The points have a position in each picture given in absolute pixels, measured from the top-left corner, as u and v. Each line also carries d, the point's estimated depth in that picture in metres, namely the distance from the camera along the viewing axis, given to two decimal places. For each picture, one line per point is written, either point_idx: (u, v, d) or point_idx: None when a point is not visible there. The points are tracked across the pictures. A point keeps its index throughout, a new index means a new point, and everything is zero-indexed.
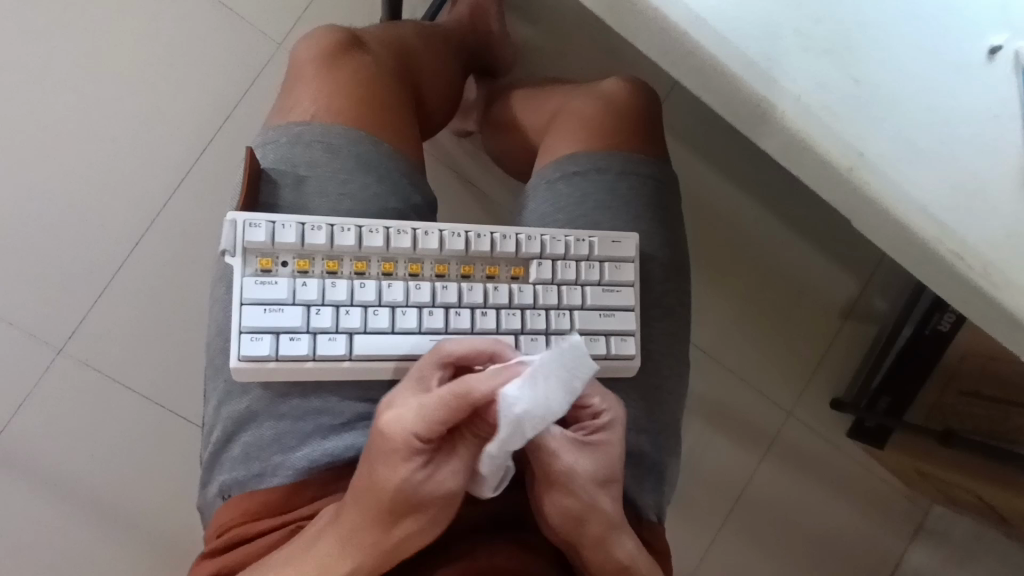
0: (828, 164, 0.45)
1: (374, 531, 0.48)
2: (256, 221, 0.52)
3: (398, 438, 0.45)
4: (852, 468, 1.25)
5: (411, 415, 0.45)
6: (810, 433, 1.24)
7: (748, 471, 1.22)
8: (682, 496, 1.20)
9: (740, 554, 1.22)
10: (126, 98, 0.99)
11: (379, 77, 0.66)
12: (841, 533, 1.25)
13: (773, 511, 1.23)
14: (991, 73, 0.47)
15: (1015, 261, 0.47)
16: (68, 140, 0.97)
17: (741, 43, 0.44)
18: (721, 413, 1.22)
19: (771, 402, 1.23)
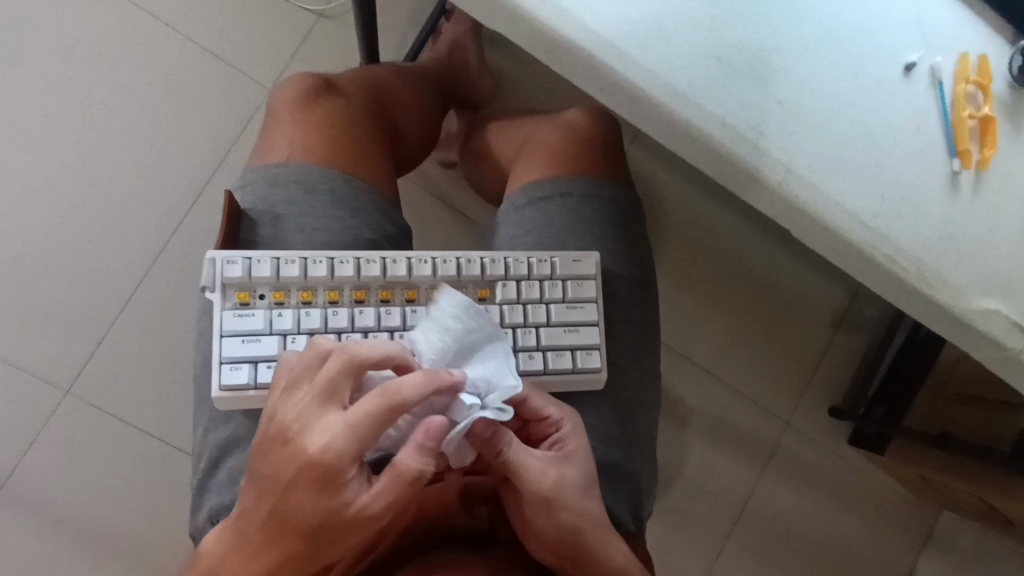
0: (759, 181, 0.48)
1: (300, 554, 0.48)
2: (233, 258, 0.55)
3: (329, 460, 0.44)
4: (850, 475, 1.25)
5: (339, 436, 0.44)
6: (806, 442, 1.25)
7: (746, 481, 1.23)
8: (680, 510, 1.20)
9: (741, 567, 1.22)
10: (125, 147, 1.04)
11: (351, 117, 0.70)
12: (843, 542, 1.24)
13: (773, 521, 1.23)
14: (910, 87, 0.51)
15: (946, 262, 0.50)
16: (71, 188, 1.03)
17: (669, 74, 0.47)
18: (714, 425, 1.23)
19: (763, 413, 1.24)
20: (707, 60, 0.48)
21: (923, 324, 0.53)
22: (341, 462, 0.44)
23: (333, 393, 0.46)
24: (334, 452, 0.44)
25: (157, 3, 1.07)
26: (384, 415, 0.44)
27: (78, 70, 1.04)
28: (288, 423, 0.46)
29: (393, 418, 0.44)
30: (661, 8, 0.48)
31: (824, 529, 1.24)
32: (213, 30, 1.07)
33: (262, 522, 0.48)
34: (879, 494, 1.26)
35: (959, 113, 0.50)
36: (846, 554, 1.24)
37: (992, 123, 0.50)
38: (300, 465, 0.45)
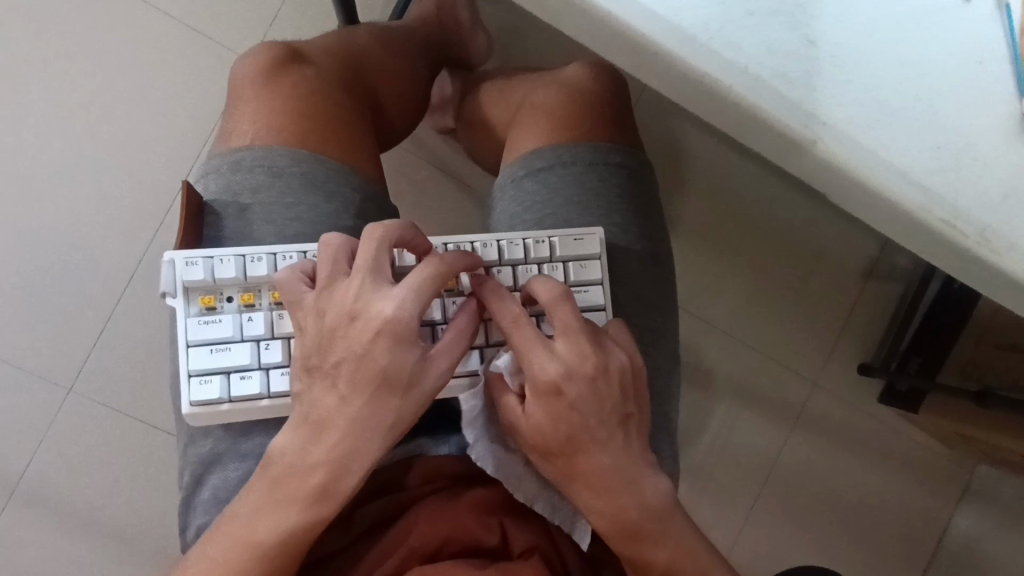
0: (787, 139, 0.40)
1: (387, 428, 0.47)
2: (193, 259, 0.50)
3: (401, 324, 0.45)
4: (888, 436, 1.20)
5: (400, 301, 0.45)
6: (838, 403, 1.18)
7: (778, 446, 1.18)
8: (712, 478, 1.16)
9: (778, 535, 1.17)
10: (100, 133, 0.98)
11: (322, 87, 0.63)
12: (883, 505, 1.19)
13: (810, 487, 1.18)
14: (971, 14, 0.42)
15: (1018, 223, 0.42)
16: (51, 179, 0.97)
17: (678, 14, 0.39)
18: (742, 392, 1.17)
19: (792, 376, 1.18)
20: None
21: (987, 293, 0.46)
22: (412, 324, 0.45)
23: (382, 266, 0.47)
24: (407, 311, 0.45)
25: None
26: (438, 277, 0.46)
27: (45, 53, 0.98)
28: (350, 304, 0.46)
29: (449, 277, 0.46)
30: None
31: (864, 493, 1.19)
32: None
33: (343, 408, 0.47)
34: (916, 454, 1.20)
35: None
36: (888, 519, 1.19)
37: None
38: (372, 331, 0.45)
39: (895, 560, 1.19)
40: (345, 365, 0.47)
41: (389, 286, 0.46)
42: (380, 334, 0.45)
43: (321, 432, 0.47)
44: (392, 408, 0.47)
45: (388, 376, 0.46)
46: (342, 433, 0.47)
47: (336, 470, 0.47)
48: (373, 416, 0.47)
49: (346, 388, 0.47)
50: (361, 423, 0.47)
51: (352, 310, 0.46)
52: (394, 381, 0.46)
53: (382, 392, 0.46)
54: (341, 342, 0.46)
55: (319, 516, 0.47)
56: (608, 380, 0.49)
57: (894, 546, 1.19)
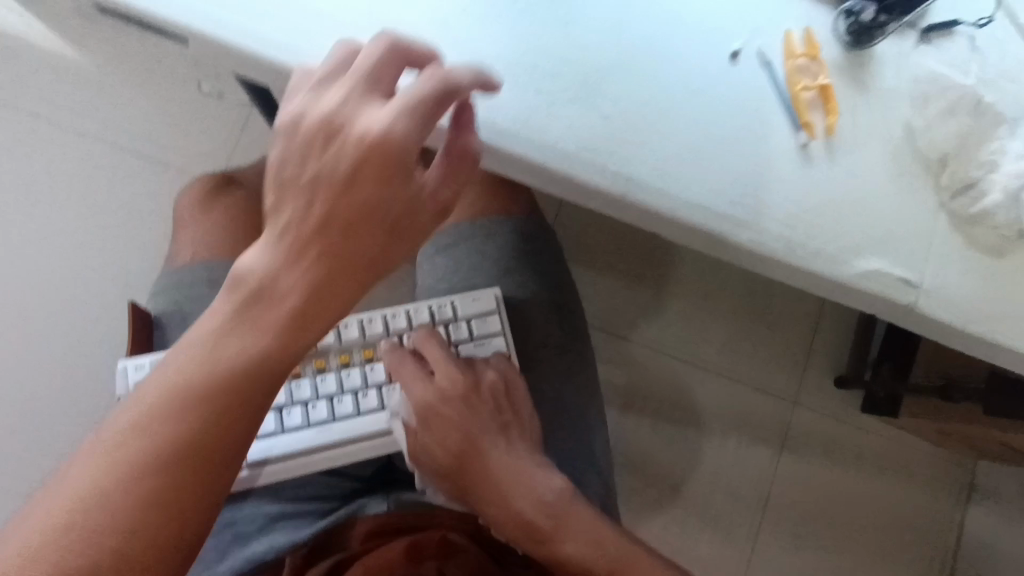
0: (605, 194, 0.48)
1: (351, 279, 0.41)
2: (141, 364, 0.60)
3: (386, 147, 0.40)
4: (872, 441, 1.23)
5: (390, 122, 0.40)
6: (821, 416, 1.22)
7: (774, 468, 1.20)
8: (718, 510, 1.18)
9: (785, 557, 1.19)
10: (61, 260, 1.03)
11: (252, 208, 0.75)
12: (883, 510, 1.22)
13: (813, 504, 1.21)
14: (740, 72, 0.51)
15: (818, 232, 0.51)
16: (24, 317, 1.01)
17: (491, 109, 0.47)
18: (726, 420, 1.20)
19: (768, 395, 1.21)
20: (528, 91, 0.48)
21: (812, 291, 0.54)
22: (405, 145, 0.40)
23: (381, 81, 0.41)
24: (397, 133, 0.39)
25: (75, 118, 1.06)
26: (429, 98, 0.40)
27: (8, 202, 1.03)
28: (325, 122, 0.41)
29: (449, 100, 0.40)
30: (478, 52, 0.48)
31: (864, 502, 1.22)
32: (137, 135, 1.07)
33: (271, 277, 0.40)
34: (902, 454, 1.23)
35: (792, 87, 0.51)
36: (891, 523, 1.22)
37: (829, 90, 0.51)
38: (356, 155, 0.40)
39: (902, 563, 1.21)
40: (300, 215, 0.40)
41: (378, 105, 0.41)
42: (359, 172, 0.40)
43: (247, 307, 0.40)
44: (362, 256, 0.41)
45: (319, 241, 0.40)
46: (264, 308, 0.40)
47: (255, 354, 0.39)
48: (374, 238, 0.41)
49: (273, 254, 0.40)
50: (305, 290, 0.40)
51: (324, 134, 0.41)
52: (377, 218, 0.41)
53: (359, 233, 0.40)
54: (299, 198, 0.40)
55: (284, 377, 0.40)
56: (479, 396, 0.62)
57: (898, 549, 1.21)
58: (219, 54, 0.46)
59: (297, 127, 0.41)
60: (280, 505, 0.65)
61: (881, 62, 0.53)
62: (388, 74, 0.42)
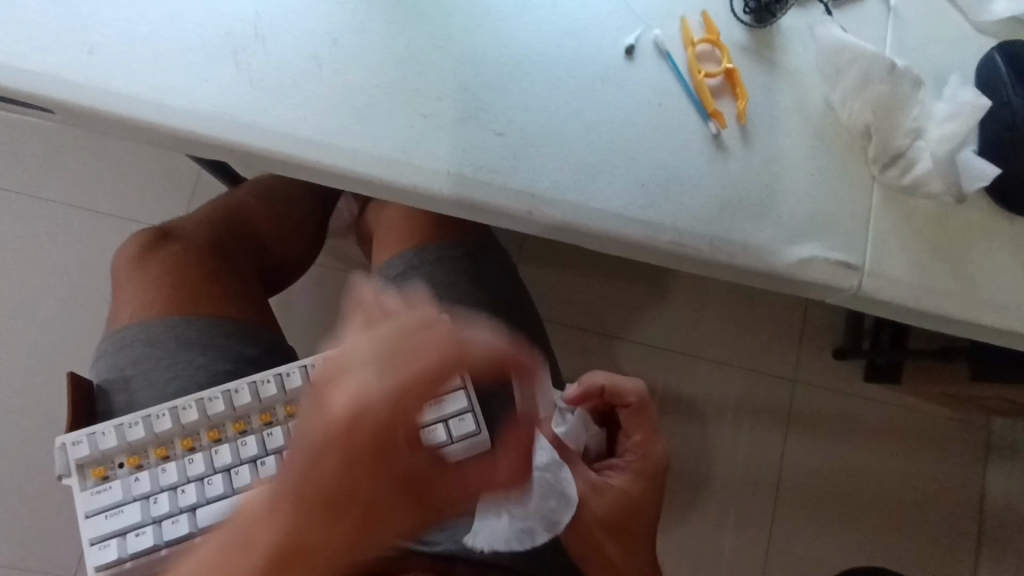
0: (509, 216, 0.46)
1: (408, 509, 0.36)
2: (78, 438, 0.58)
3: (356, 424, 0.34)
4: (874, 412, 1.19)
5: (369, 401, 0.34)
6: (822, 393, 1.19)
7: (777, 455, 1.17)
8: (729, 504, 1.14)
9: (801, 541, 1.15)
10: (30, 331, 1.02)
11: (189, 259, 0.74)
12: (895, 483, 1.18)
13: (824, 485, 1.17)
14: (637, 68, 0.49)
15: (739, 225, 0.48)
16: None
17: (376, 145, 0.45)
18: (722, 410, 1.17)
19: (761, 378, 1.18)
20: (413, 119, 0.45)
21: (749, 288, 0.51)
22: (387, 392, 0.35)
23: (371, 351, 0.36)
24: (375, 401, 0.34)
25: (28, 185, 1.06)
26: (438, 365, 0.35)
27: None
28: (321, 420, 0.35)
29: (445, 374, 0.35)
30: (353, 84, 0.45)
31: (876, 477, 1.18)
32: (93, 194, 1.07)
33: (300, 479, 0.35)
34: (907, 425, 1.20)
35: (695, 76, 0.48)
36: (905, 495, 1.18)
37: (734, 74, 0.49)
38: (342, 417, 0.35)
39: (926, 539, 1.17)
40: (334, 465, 0.35)
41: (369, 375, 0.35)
42: (349, 457, 0.35)
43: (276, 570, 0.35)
44: (416, 499, 0.36)
45: (364, 425, 0.34)
46: (300, 543, 0.35)
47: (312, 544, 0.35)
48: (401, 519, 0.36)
49: (319, 424, 0.35)
50: (324, 541, 0.35)
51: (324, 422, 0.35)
52: (396, 438, 0.35)
53: (415, 477, 0.36)
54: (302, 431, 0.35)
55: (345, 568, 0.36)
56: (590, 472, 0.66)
57: (916, 520, 1.17)
58: (83, 121, 0.44)
59: (313, 415, 0.35)
60: None
61: (788, 36, 0.51)
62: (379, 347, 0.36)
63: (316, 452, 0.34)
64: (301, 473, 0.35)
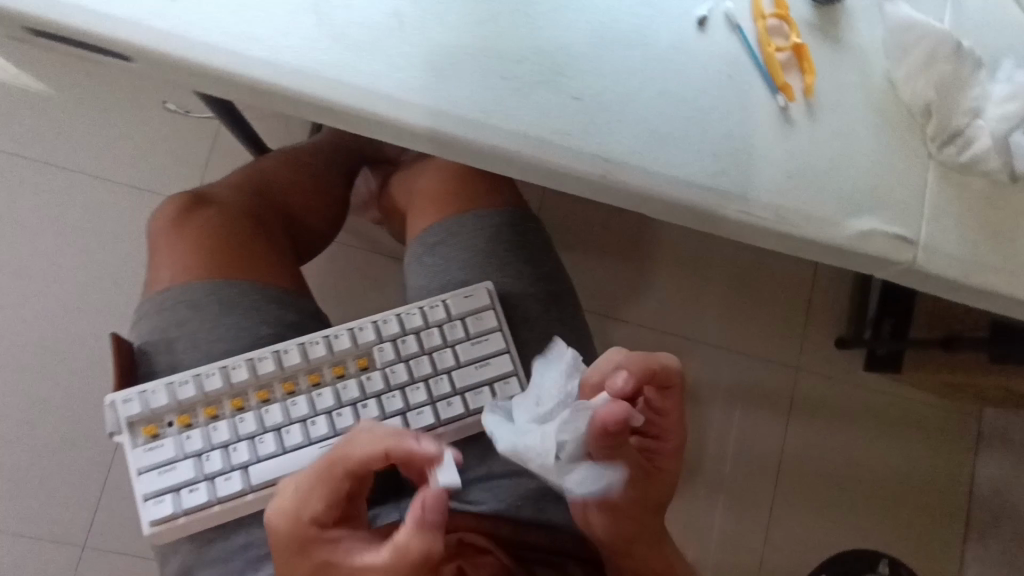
0: (585, 180, 0.47)
1: None
2: (127, 396, 0.57)
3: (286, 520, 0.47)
4: (876, 401, 1.22)
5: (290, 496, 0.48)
6: (825, 380, 1.21)
7: (778, 441, 1.18)
8: (735, 487, 1.16)
9: (806, 524, 1.17)
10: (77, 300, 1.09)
11: (226, 221, 0.72)
12: (895, 470, 1.21)
13: (829, 470, 1.19)
14: (709, 39, 0.49)
15: (803, 197, 0.49)
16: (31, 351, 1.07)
17: (457, 104, 0.45)
18: (730, 394, 1.18)
19: (769, 363, 1.20)
20: (492, 80, 0.45)
21: (809, 259, 0.52)
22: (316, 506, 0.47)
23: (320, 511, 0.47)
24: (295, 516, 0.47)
25: (56, 154, 1.11)
26: (328, 469, 0.46)
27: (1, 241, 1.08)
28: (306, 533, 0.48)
29: (337, 448, 0.47)
30: (436, 41, 0.45)
31: (875, 462, 1.21)
32: (119, 163, 1.13)
33: None
34: (903, 412, 1.22)
35: (765, 49, 0.49)
36: (904, 480, 1.21)
37: (803, 50, 0.50)
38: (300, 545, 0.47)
39: (920, 525, 1.19)
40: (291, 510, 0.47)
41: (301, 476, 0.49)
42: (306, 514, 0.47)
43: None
44: None
45: (336, 458, 0.46)
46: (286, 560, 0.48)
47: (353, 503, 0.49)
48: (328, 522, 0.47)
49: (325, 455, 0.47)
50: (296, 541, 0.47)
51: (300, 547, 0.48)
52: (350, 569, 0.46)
53: None
54: None
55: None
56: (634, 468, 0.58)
57: (915, 506, 1.20)
58: (163, 70, 0.43)
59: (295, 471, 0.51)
60: None
61: (851, 14, 0.52)
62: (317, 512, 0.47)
63: (316, 491, 0.47)
64: (309, 495, 0.47)
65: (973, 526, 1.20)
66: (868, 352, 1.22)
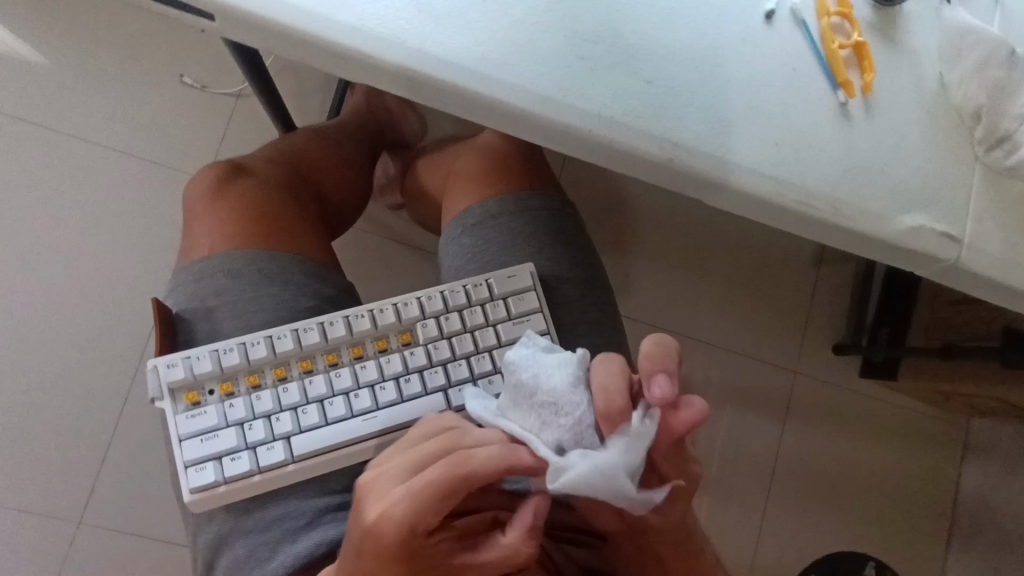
0: (650, 162, 0.48)
1: None
2: (173, 361, 0.57)
3: (389, 532, 0.43)
4: (878, 408, 1.21)
5: (397, 505, 0.43)
6: (822, 385, 1.20)
7: (775, 441, 1.17)
8: (735, 487, 1.15)
9: (806, 526, 1.16)
10: (67, 264, 1.02)
11: (264, 194, 0.73)
12: (893, 478, 1.20)
13: (829, 474, 1.18)
14: (775, 34, 0.51)
15: (857, 191, 0.51)
16: (25, 328, 1.00)
17: (531, 85, 0.46)
18: (736, 393, 1.17)
19: (773, 366, 1.18)
20: (568, 61, 0.47)
21: (855, 253, 0.53)
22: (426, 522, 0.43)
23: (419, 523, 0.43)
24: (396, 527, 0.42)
25: (60, 120, 1.05)
26: (450, 481, 0.42)
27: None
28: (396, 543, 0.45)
29: (460, 456, 0.43)
30: (514, 20, 0.46)
31: (874, 470, 1.19)
32: (127, 134, 1.06)
33: None
34: (902, 419, 1.21)
35: (829, 45, 0.50)
36: (904, 489, 1.20)
37: (864, 48, 0.51)
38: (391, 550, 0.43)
39: (908, 532, 1.19)
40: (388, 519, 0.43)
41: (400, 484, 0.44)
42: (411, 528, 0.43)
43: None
44: None
45: (465, 474, 0.42)
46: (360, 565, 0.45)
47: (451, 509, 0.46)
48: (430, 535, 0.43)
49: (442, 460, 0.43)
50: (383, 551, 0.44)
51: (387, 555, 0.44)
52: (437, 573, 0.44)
53: None
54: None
55: None
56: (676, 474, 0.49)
57: (914, 514, 1.19)
58: (247, 33, 0.44)
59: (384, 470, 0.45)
60: (328, 498, 0.61)
61: (909, 18, 0.53)
62: (421, 525, 0.43)
63: (436, 505, 0.42)
64: (423, 507, 0.42)
65: (960, 535, 1.19)
66: (864, 359, 1.19)
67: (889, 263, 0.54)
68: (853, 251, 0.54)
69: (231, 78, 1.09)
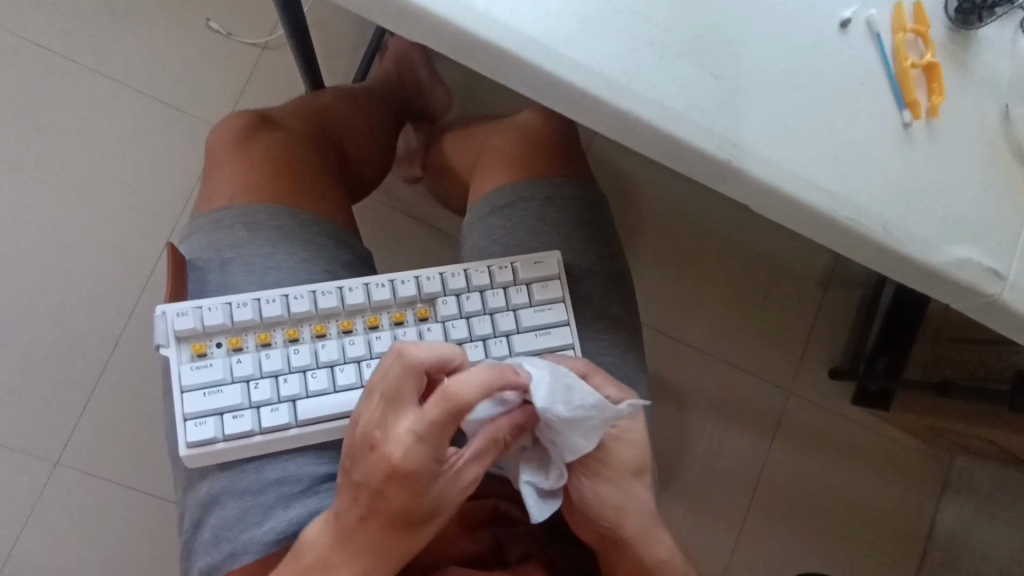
0: (704, 159, 0.46)
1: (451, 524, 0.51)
2: (183, 310, 0.55)
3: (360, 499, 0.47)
4: (871, 437, 1.20)
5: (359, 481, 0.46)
6: (814, 408, 1.19)
7: (762, 458, 1.17)
8: (717, 499, 1.15)
9: (783, 545, 1.16)
10: (73, 200, 0.99)
11: (289, 149, 0.70)
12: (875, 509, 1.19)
13: (812, 496, 1.18)
14: (848, 43, 0.49)
15: (909, 214, 0.49)
16: (22, 259, 0.97)
17: (594, 64, 0.44)
18: (731, 407, 1.16)
19: (771, 384, 1.18)
20: (637, 43, 0.45)
21: (896, 278, 0.52)
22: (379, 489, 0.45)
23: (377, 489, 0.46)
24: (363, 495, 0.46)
25: (79, 50, 1.01)
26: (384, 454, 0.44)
27: (11, 134, 0.99)
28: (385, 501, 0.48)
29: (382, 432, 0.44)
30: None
31: (858, 498, 1.19)
32: (147, 73, 1.02)
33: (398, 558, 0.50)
34: (894, 450, 1.21)
35: (901, 63, 0.49)
36: (884, 520, 1.19)
37: (936, 69, 0.49)
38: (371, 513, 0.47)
39: (880, 561, 1.19)
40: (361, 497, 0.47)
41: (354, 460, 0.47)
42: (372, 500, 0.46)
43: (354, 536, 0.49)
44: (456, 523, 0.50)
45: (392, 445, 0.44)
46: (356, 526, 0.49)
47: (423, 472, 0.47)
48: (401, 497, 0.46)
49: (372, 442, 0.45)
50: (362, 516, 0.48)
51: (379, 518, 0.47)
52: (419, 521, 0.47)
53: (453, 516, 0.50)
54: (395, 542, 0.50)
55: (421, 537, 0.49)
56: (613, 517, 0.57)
57: (890, 546, 1.19)
58: None
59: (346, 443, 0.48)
60: (327, 467, 0.59)
61: (983, 44, 0.52)
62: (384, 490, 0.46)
63: (448, 435, 0.44)
64: (438, 439, 0.44)
65: None
66: (860, 388, 1.18)
67: (925, 292, 0.52)
68: (891, 277, 0.52)
69: (259, 26, 1.05)
